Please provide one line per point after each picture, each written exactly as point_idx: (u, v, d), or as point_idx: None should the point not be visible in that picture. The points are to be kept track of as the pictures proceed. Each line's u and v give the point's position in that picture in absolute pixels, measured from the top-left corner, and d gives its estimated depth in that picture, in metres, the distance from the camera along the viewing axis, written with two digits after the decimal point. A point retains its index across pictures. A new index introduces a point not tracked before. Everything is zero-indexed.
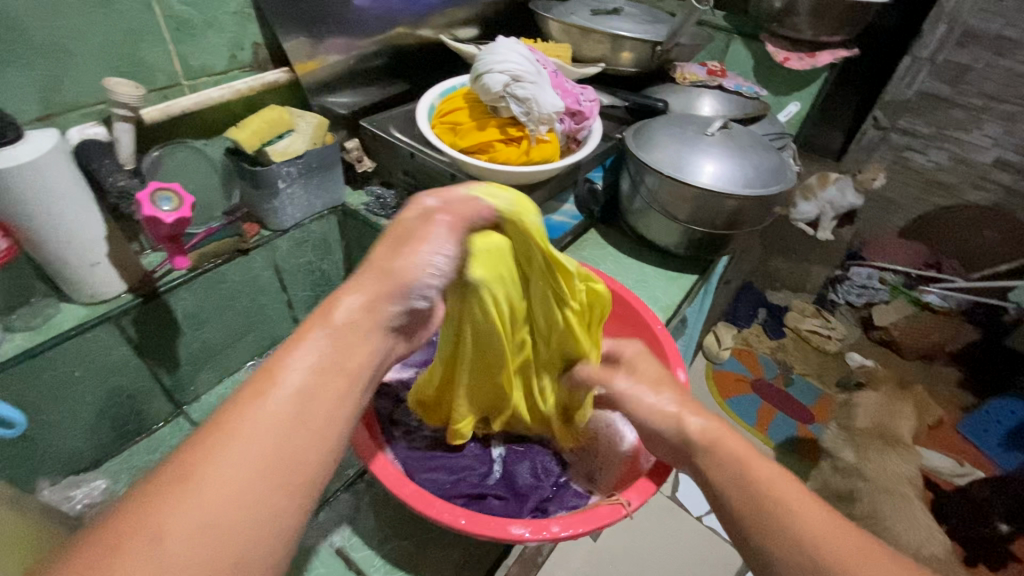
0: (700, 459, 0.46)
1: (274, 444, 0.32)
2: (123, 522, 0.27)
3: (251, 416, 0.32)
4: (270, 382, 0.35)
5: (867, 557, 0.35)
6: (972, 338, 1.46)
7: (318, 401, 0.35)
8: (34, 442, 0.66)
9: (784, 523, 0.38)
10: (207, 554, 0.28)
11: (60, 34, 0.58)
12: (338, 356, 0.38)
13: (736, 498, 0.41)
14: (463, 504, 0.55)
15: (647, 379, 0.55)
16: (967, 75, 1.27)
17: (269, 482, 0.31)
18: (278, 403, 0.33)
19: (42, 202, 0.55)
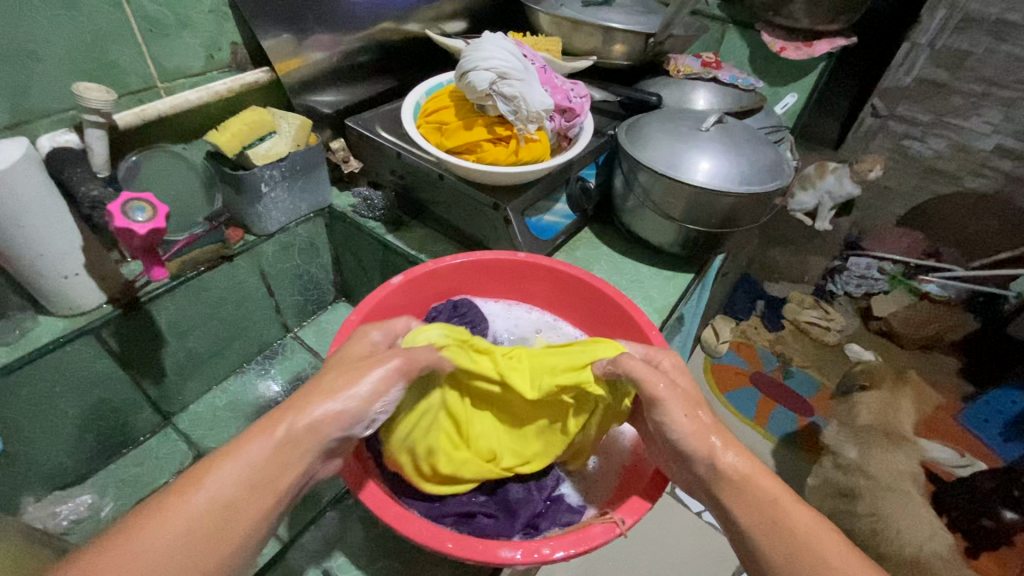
0: (729, 497, 0.43)
1: (170, 564, 0.34)
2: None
3: (153, 534, 0.35)
4: (193, 487, 0.37)
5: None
6: (971, 328, 1.46)
7: (232, 514, 0.37)
8: (15, 460, 0.64)
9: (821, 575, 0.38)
10: None
11: (25, 38, 0.56)
12: (267, 470, 0.39)
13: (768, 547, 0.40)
14: (452, 523, 0.53)
15: (686, 398, 0.47)
16: (966, 61, 1.24)
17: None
18: (190, 516, 0.36)
19: (10, 214, 0.53)
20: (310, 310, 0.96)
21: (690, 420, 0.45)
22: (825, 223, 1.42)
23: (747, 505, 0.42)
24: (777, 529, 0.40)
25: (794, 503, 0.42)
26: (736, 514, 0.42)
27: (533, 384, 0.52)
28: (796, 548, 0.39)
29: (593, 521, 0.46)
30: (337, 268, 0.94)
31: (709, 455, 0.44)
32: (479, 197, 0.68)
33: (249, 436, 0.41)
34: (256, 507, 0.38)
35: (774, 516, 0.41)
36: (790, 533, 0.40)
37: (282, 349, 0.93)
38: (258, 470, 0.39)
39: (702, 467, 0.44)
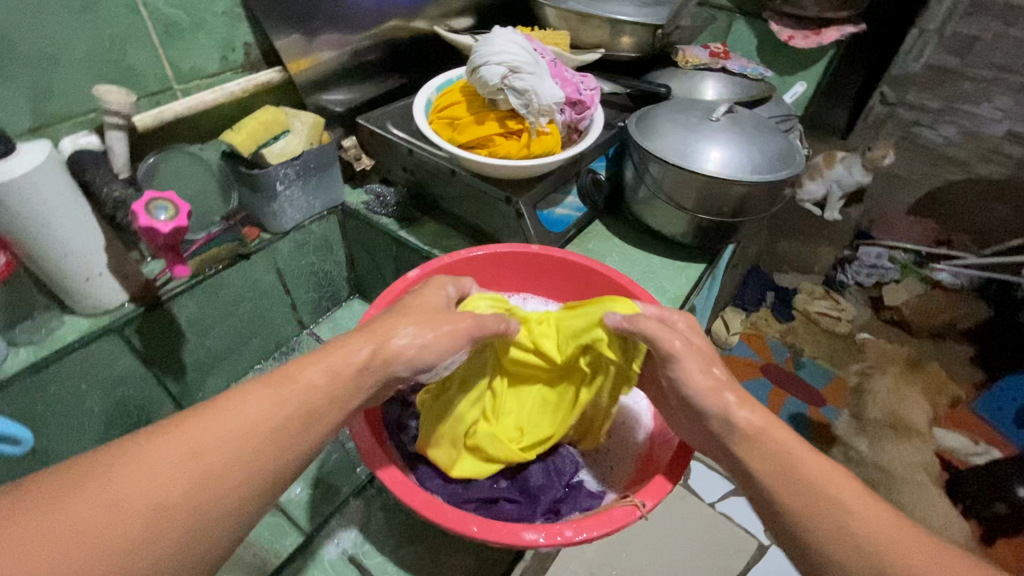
0: (738, 446, 0.43)
1: (263, 442, 0.36)
2: (122, 473, 0.32)
3: (255, 404, 0.37)
4: (291, 375, 0.40)
5: (900, 532, 0.36)
6: (983, 315, 1.42)
7: (322, 404, 0.40)
8: (44, 456, 0.65)
9: (838, 519, 0.37)
10: (180, 486, 0.32)
11: (46, 43, 0.57)
12: (355, 375, 0.42)
13: (782, 494, 0.39)
14: (475, 508, 0.54)
15: (700, 352, 0.48)
16: (975, 47, 1.22)
17: (246, 471, 0.35)
18: (285, 396, 0.38)
19: (36, 214, 0.54)
20: (324, 307, 0.97)
21: (704, 377, 0.46)
22: (835, 212, 1.41)
23: (762, 458, 0.41)
24: (791, 479, 0.39)
25: (811, 454, 0.41)
26: (752, 465, 0.41)
27: (560, 348, 0.55)
28: (816, 497, 0.38)
29: (613, 505, 0.47)
30: (351, 265, 0.95)
31: (723, 410, 0.44)
32: (491, 191, 0.68)
33: (343, 343, 0.43)
34: (334, 412, 0.40)
35: (793, 469, 0.40)
36: (805, 479, 0.39)
37: (297, 345, 0.94)
38: (340, 378, 0.41)
39: (719, 423, 0.44)
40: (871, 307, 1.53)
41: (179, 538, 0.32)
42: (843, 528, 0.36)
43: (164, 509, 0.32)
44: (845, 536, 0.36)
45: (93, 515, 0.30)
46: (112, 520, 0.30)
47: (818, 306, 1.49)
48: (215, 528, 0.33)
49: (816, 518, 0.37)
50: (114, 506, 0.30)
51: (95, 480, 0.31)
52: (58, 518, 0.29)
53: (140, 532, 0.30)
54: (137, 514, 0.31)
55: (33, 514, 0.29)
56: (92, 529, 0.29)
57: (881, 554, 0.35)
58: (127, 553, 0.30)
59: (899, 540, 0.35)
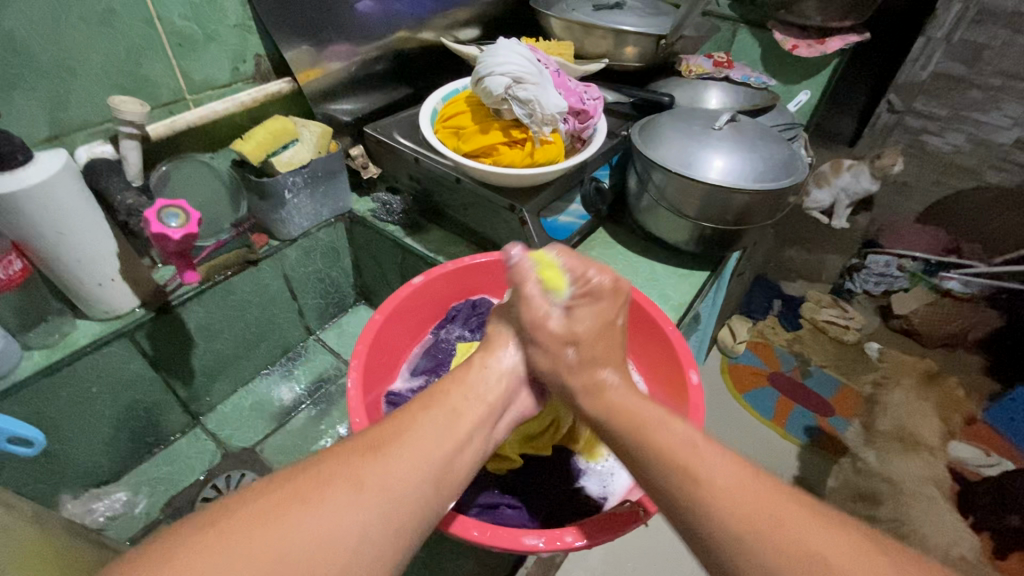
0: (610, 425, 0.44)
1: (431, 439, 0.40)
2: (324, 467, 0.35)
3: (418, 413, 0.42)
4: (437, 392, 0.45)
5: (747, 486, 0.36)
6: (995, 324, 1.40)
7: (466, 413, 0.44)
8: (55, 458, 0.67)
9: (695, 482, 0.37)
10: (373, 472, 0.36)
11: (64, 55, 0.59)
12: (485, 389, 0.47)
13: (649, 466, 0.40)
14: (476, 513, 0.56)
15: (576, 323, 0.50)
16: (984, 54, 1.22)
17: (423, 461, 0.38)
18: (437, 409, 0.42)
19: (53, 222, 0.56)
20: (331, 313, 0.98)
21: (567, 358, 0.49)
22: (842, 221, 1.41)
23: (620, 426, 0.43)
24: (647, 443, 0.41)
25: (673, 423, 0.42)
26: (622, 440, 0.43)
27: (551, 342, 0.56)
28: (670, 459, 0.39)
29: (616, 510, 0.47)
30: (358, 272, 0.97)
31: (588, 385, 0.47)
32: (495, 199, 0.69)
33: (467, 367, 0.49)
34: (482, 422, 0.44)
35: (648, 433, 0.41)
36: (665, 448, 0.40)
37: (304, 351, 0.95)
38: (472, 392, 0.46)
39: (590, 395, 0.47)
40: (880, 316, 1.53)
41: (376, 516, 0.34)
42: (699, 490, 0.37)
43: (362, 490, 0.34)
44: (691, 487, 0.37)
45: (309, 495, 0.33)
46: (322, 497, 0.33)
47: (826, 314, 1.49)
48: (407, 510, 0.35)
49: (668, 480, 0.38)
50: (326, 488, 0.34)
51: (306, 472, 0.35)
52: (283, 497, 0.33)
53: (346, 508, 0.33)
54: (342, 493, 0.34)
55: (260, 499, 0.33)
56: (308, 506, 0.33)
57: (726, 507, 0.35)
58: (336, 526, 0.32)
59: (744, 493, 0.36)
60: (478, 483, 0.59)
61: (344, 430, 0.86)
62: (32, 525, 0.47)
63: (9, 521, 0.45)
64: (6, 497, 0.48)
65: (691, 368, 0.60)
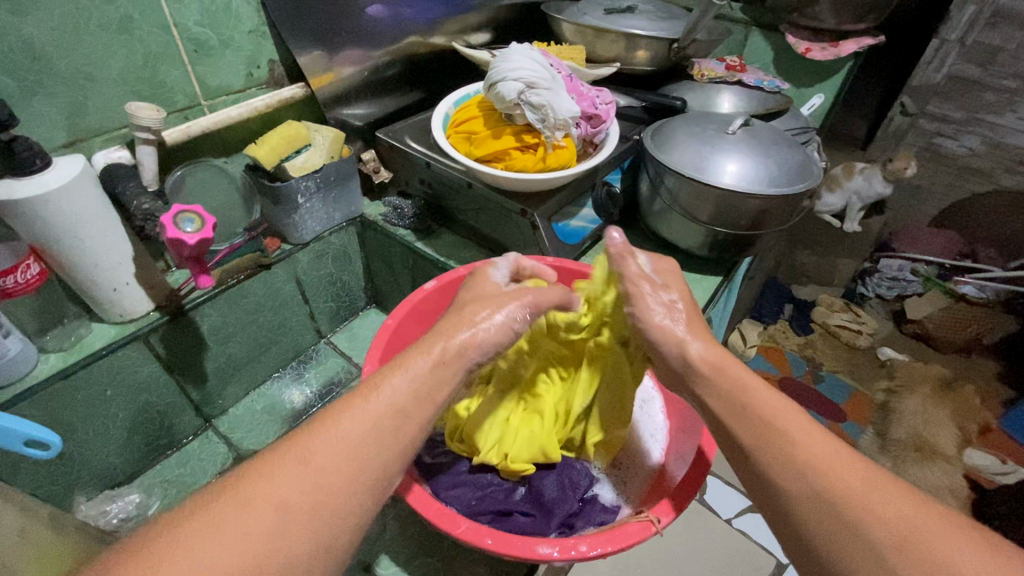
0: (695, 384, 0.44)
1: (365, 448, 0.36)
2: (242, 487, 0.33)
3: (353, 417, 0.37)
4: (376, 385, 0.39)
5: (841, 461, 0.37)
6: (1010, 330, 1.38)
7: (410, 412, 0.39)
8: (71, 460, 0.67)
9: (789, 450, 0.38)
10: (299, 492, 0.33)
11: (82, 61, 0.59)
12: (436, 380, 0.41)
13: (739, 429, 0.41)
14: (488, 521, 0.56)
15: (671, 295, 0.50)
16: (999, 57, 1.21)
17: (354, 474, 0.35)
18: (377, 410, 0.38)
19: (70, 226, 0.56)
20: (342, 317, 0.99)
21: (660, 317, 0.47)
22: (855, 224, 1.39)
23: (718, 395, 0.43)
24: (749, 416, 0.41)
25: (763, 390, 0.42)
26: (708, 401, 0.43)
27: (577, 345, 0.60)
28: (762, 425, 0.40)
29: (629, 520, 0.47)
30: (369, 276, 0.97)
31: (677, 346, 0.46)
32: (507, 203, 0.69)
33: (414, 352, 0.42)
34: (426, 413, 0.40)
35: (748, 400, 0.41)
36: (758, 415, 0.40)
37: (315, 354, 0.96)
38: (421, 385, 0.40)
39: (678, 359, 0.45)
40: (893, 320, 1.51)
41: (300, 541, 0.32)
42: (789, 456, 0.38)
43: (283, 514, 0.32)
44: (785, 455, 0.38)
45: (221, 524, 0.31)
46: (236, 527, 0.31)
47: (837, 318, 1.46)
48: (336, 528, 0.34)
49: (770, 460, 0.38)
50: (245, 513, 0.32)
51: (227, 491, 0.33)
52: (191, 529, 0.30)
53: (262, 537, 0.31)
54: (262, 517, 0.32)
55: (168, 532, 0.30)
56: (221, 533, 0.31)
57: (820, 476, 0.36)
58: (251, 555, 0.30)
59: (851, 474, 0.36)
60: (490, 488, 0.59)
61: None
62: (47, 527, 0.48)
63: (25, 523, 0.45)
64: (23, 500, 0.48)
65: None
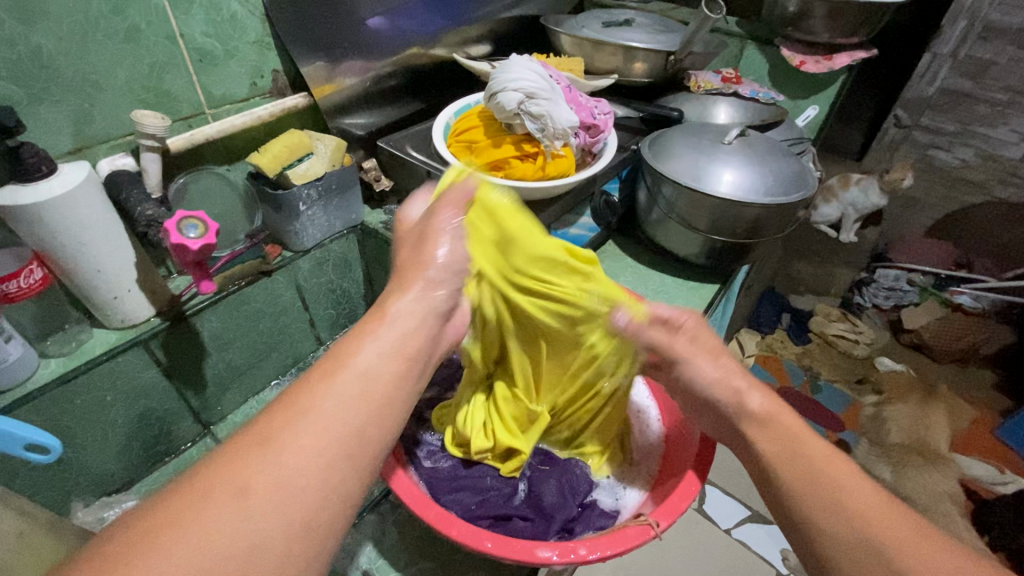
0: (754, 431, 0.49)
1: (333, 417, 0.34)
2: (200, 478, 0.30)
3: (315, 390, 0.35)
4: (335, 360, 0.38)
5: (883, 505, 0.40)
6: (1007, 340, 1.41)
7: (377, 376, 0.38)
8: (69, 465, 0.67)
9: (833, 490, 0.41)
10: (264, 472, 0.30)
11: (89, 70, 0.60)
12: (398, 346, 0.41)
13: (786, 470, 0.44)
14: (489, 525, 0.56)
15: (703, 350, 0.56)
16: (990, 70, 1.23)
17: (325, 444, 0.33)
18: (339, 379, 0.36)
19: (73, 232, 0.57)
20: (341, 324, 0.99)
21: (709, 369, 0.55)
22: (850, 234, 1.40)
23: (769, 440, 0.47)
24: (797, 461, 0.44)
25: (811, 437, 0.46)
26: (763, 445, 0.48)
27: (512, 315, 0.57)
28: (807, 467, 0.43)
29: (628, 524, 0.48)
30: (369, 283, 0.98)
31: (736, 399, 0.51)
32: None
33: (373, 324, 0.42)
34: (399, 380, 0.39)
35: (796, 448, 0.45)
36: (805, 458, 0.44)
37: (314, 361, 0.96)
38: (383, 352, 0.39)
39: (737, 412, 0.51)
40: (890, 330, 1.50)
41: (273, 521, 0.29)
42: (832, 495, 0.41)
43: (251, 496, 0.29)
44: (827, 495, 0.41)
45: (191, 512, 0.28)
46: (199, 514, 0.28)
47: (835, 328, 1.47)
48: (314, 503, 0.31)
49: (806, 513, 0.41)
50: (205, 501, 0.28)
51: (185, 484, 0.29)
52: (156, 523, 0.27)
53: (239, 518, 0.28)
54: (226, 505, 0.29)
55: (119, 536, 0.27)
56: (182, 527, 0.27)
57: (862, 517, 0.39)
58: (222, 542, 0.28)
59: (891, 516, 0.39)
60: (491, 495, 0.59)
61: None
62: (45, 531, 0.47)
63: (23, 528, 0.45)
64: (22, 504, 0.47)
65: None
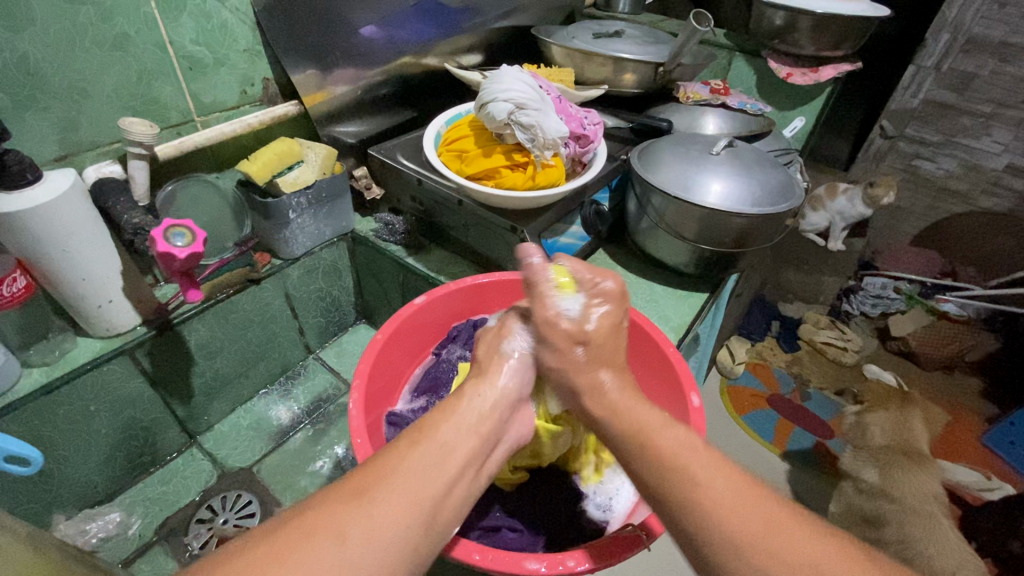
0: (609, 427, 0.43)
1: (421, 479, 0.37)
2: (302, 520, 0.32)
3: (405, 453, 0.39)
4: (421, 431, 0.42)
5: (740, 496, 0.35)
6: (992, 348, 1.41)
7: (457, 448, 0.41)
8: (50, 477, 0.66)
9: (691, 488, 0.36)
10: (360, 521, 0.33)
11: (77, 77, 0.60)
12: (474, 421, 0.45)
13: (646, 470, 0.39)
14: (477, 537, 0.57)
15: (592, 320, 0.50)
16: (973, 83, 1.26)
17: (412, 502, 0.36)
18: (426, 448, 0.40)
19: (59, 239, 0.56)
20: (331, 332, 0.99)
21: (566, 341, 0.49)
22: (838, 243, 1.42)
23: (624, 438, 0.42)
24: (654, 458, 0.39)
25: (664, 428, 0.41)
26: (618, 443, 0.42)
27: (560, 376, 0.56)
28: (664, 464, 0.38)
29: (617, 534, 0.47)
30: (359, 291, 0.98)
31: (594, 386, 0.46)
32: (497, 220, 0.70)
33: (452, 401, 0.46)
34: (473, 454, 0.42)
35: (644, 440, 0.40)
36: (661, 454, 0.39)
37: (304, 370, 0.95)
38: (462, 426, 0.44)
39: (589, 398, 0.46)
40: (877, 337, 1.51)
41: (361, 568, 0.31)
42: (690, 495, 0.36)
43: (345, 543, 0.31)
44: (687, 487, 0.36)
45: (287, 554, 0.30)
46: (303, 554, 0.30)
47: (824, 335, 1.47)
48: (397, 555, 0.33)
49: (687, 516, 0.35)
50: (305, 547, 0.30)
51: (290, 524, 0.32)
52: (261, 555, 0.30)
53: (330, 567, 0.30)
54: (324, 548, 0.31)
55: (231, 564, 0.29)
56: (286, 565, 0.29)
57: (720, 512, 0.35)
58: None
59: (751, 506, 0.35)
60: (481, 505, 0.59)
61: (341, 450, 0.85)
62: (24, 544, 0.46)
63: (3, 542, 0.44)
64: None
65: (692, 391, 0.59)
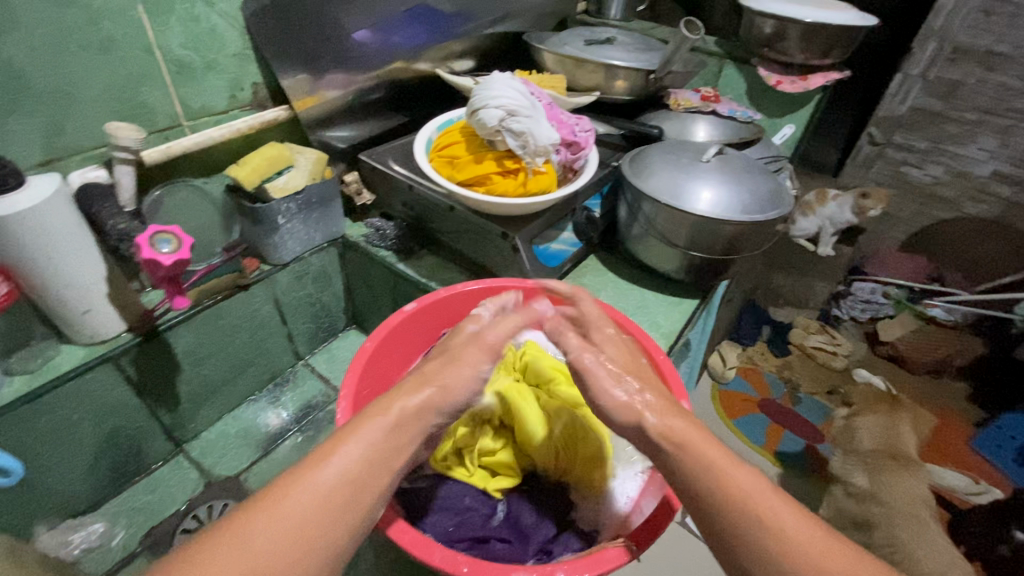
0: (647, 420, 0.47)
1: (312, 521, 0.36)
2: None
3: (299, 493, 0.37)
4: (323, 459, 0.40)
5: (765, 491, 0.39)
6: (979, 351, 1.42)
7: (362, 481, 0.40)
8: (32, 487, 0.64)
9: (721, 482, 0.40)
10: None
11: (62, 80, 0.59)
12: (388, 444, 0.43)
13: (682, 460, 0.43)
14: (465, 548, 0.56)
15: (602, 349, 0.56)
16: (959, 91, 1.28)
17: (297, 550, 0.35)
18: (325, 484, 0.38)
19: (43, 244, 0.55)
20: (321, 338, 0.98)
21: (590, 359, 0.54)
22: (826, 249, 1.40)
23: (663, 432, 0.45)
24: (690, 452, 0.43)
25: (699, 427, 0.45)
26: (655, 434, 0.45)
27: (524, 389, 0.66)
28: (698, 458, 0.42)
29: (606, 545, 0.47)
30: (348, 296, 0.97)
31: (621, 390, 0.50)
32: (488, 226, 0.69)
33: (366, 419, 0.44)
34: (379, 483, 0.41)
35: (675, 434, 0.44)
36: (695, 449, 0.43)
37: (292, 376, 0.94)
38: (374, 452, 0.42)
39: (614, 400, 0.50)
40: (867, 342, 1.53)
41: None
42: (718, 484, 0.40)
43: None
44: (720, 479, 0.40)
45: None
46: None
47: (814, 340, 1.49)
48: None
49: (715, 501, 0.39)
50: None
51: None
52: None
53: None
54: None
55: None
56: None
57: (743, 502, 0.39)
58: None
59: (770, 499, 0.39)
60: (471, 514, 0.59)
61: None
62: (3, 558, 0.45)
63: None
64: None
65: (683, 398, 0.59)
